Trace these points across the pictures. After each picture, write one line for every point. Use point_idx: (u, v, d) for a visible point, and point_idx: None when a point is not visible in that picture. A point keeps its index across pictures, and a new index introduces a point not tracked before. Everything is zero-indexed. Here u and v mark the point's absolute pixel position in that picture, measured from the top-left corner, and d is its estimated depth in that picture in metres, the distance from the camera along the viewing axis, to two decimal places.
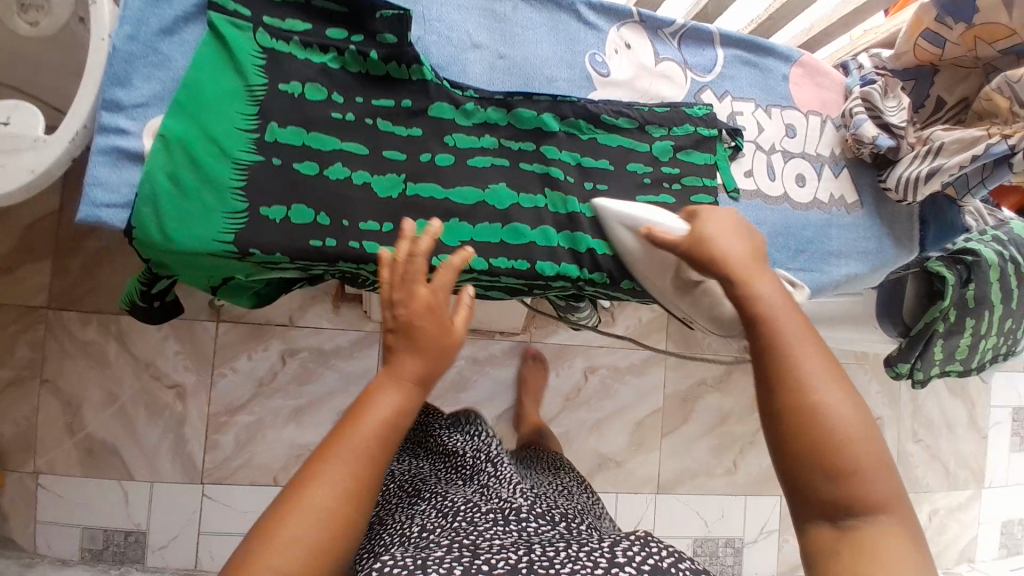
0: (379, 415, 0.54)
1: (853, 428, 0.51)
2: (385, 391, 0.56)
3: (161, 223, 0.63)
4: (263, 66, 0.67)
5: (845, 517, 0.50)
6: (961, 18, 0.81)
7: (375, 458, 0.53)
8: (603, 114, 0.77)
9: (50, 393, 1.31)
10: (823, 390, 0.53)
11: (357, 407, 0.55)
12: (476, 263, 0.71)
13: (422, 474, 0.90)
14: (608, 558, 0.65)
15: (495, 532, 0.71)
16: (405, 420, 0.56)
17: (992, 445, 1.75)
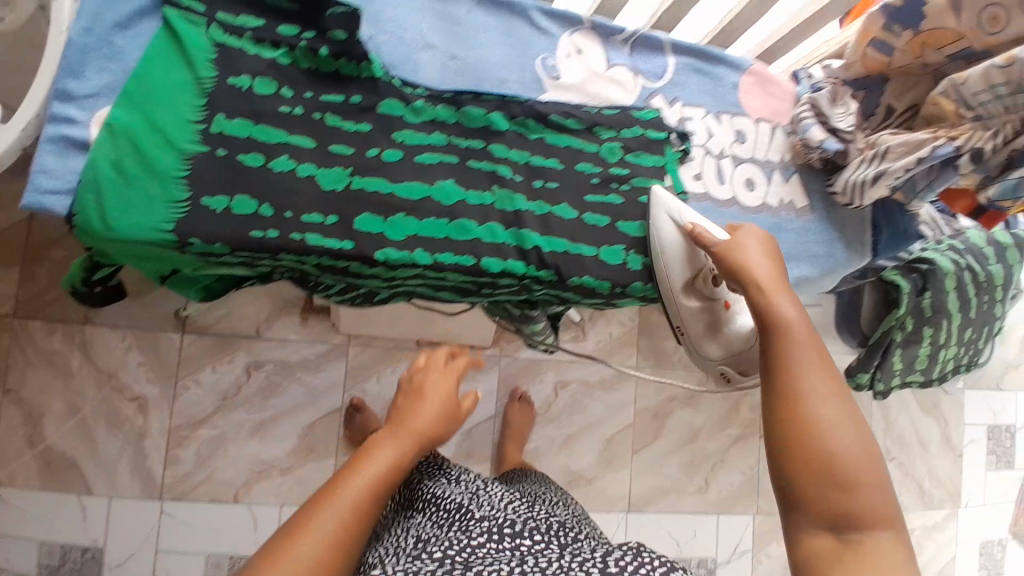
0: (381, 466, 0.69)
1: (844, 449, 0.59)
2: (385, 447, 0.71)
3: (101, 210, 0.64)
4: (214, 61, 0.68)
5: (847, 529, 0.58)
6: (909, 25, 0.83)
7: (372, 504, 0.66)
8: (552, 114, 0.79)
9: (11, 403, 1.26)
10: (823, 408, 0.61)
11: (363, 457, 0.69)
12: (421, 257, 0.71)
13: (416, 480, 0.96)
14: (603, 566, 0.70)
15: (490, 547, 0.76)
16: (399, 474, 0.70)
17: (968, 464, 1.72)
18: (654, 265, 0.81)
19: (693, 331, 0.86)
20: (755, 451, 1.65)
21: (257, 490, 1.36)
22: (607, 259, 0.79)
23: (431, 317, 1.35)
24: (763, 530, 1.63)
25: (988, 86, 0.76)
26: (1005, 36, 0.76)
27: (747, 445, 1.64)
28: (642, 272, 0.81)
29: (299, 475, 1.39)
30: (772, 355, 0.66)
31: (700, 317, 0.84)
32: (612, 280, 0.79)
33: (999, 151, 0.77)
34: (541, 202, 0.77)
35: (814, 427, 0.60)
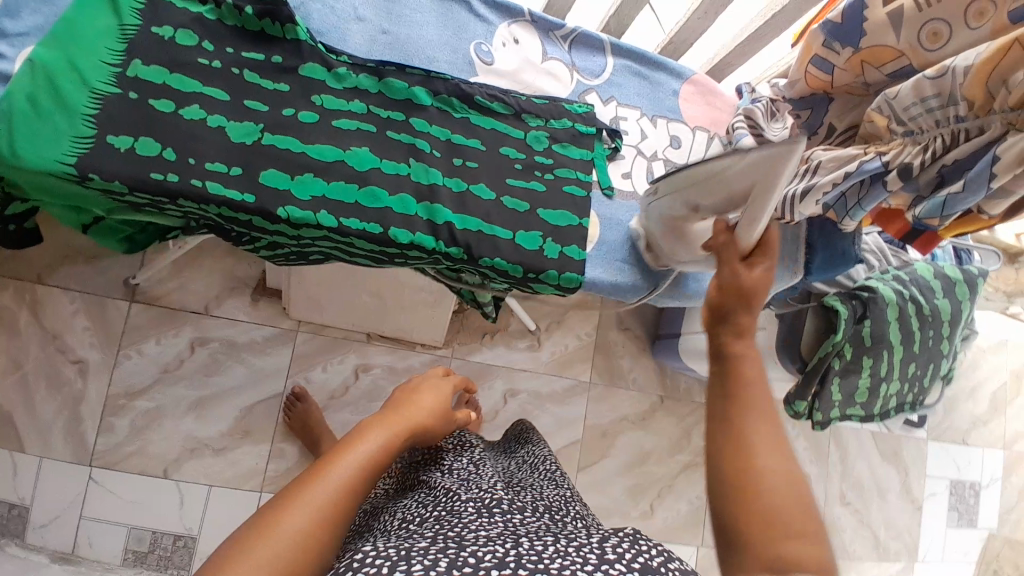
0: (365, 449, 0.61)
1: (783, 490, 0.52)
2: (371, 432, 0.63)
3: (8, 136, 0.63)
4: (140, 10, 0.70)
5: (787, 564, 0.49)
6: (848, 43, 0.83)
7: (357, 484, 0.58)
8: (477, 95, 0.80)
9: None
10: (769, 457, 0.53)
11: (345, 444, 0.61)
12: (326, 220, 0.70)
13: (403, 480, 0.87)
14: (599, 553, 0.57)
15: (479, 523, 0.63)
16: (384, 460, 0.63)
17: (927, 517, 1.66)
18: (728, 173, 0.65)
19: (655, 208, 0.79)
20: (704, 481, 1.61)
21: (188, 466, 1.30)
22: (523, 243, 0.77)
23: (382, 312, 1.32)
24: (706, 564, 1.58)
25: (919, 98, 0.75)
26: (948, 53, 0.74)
27: (697, 474, 1.61)
28: (559, 261, 0.79)
29: (232, 457, 1.33)
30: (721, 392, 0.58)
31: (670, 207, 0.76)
32: (526, 264, 0.77)
33: (928, 168, 0.74)
34: (459, 179, 0.77)
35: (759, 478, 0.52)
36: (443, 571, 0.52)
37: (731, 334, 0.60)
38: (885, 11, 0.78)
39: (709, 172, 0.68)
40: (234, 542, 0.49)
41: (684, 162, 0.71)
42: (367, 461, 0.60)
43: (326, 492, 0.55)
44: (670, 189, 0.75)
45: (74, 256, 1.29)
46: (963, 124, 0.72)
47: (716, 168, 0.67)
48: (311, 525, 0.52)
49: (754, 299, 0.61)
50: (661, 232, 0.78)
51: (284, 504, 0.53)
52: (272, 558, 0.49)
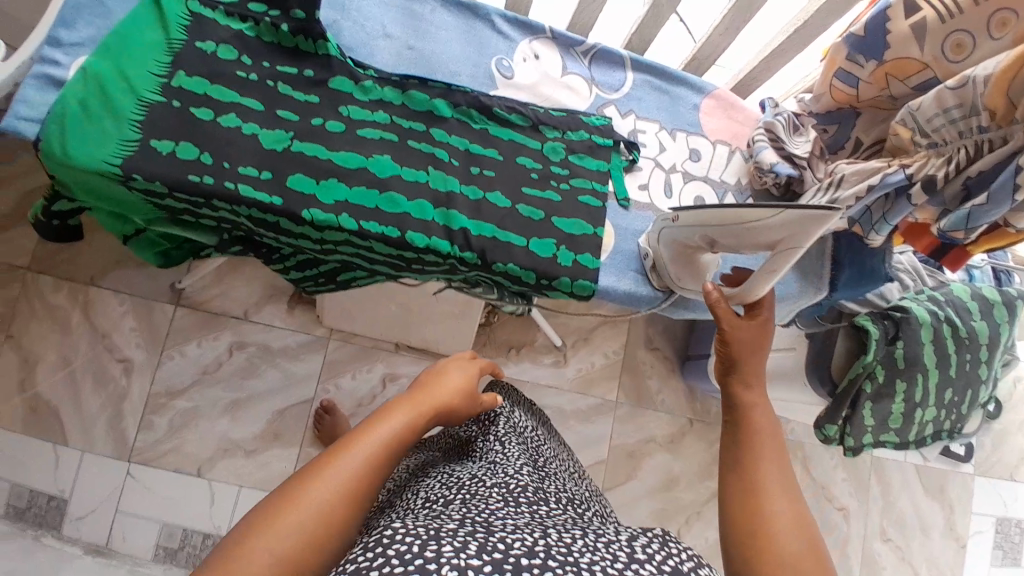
0: (388, 429, 0.58)
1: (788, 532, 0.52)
2: (395, 414, 0.60)
3: (64, 139, 0.69)
4: (187, 26, 0.76)
5: None
6: (873, 55, 0.82)
7: (380, 464, 0.55)
8: (495, 106, 0.82)
9: (10, 349, 1.32)
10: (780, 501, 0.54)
11: (368, 423, 0.58)
12: (347, 222, 0.74)
13: (431, 461, 0.84)
14: (628, 552, 0.52)
15: (506, 512, 0.60)
16: (407, 442, 0.60)
17: (974, 557, 1.56)
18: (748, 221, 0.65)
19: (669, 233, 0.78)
20: None
21: (220, 466, 1.34)
22: (536, 250, 0.79)
23: (409, 323, 1.34)
24: None
25: (942, 108, 0.72)
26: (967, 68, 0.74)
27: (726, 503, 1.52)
28: (571, 268, 0.80)
29: (261, 460, 1.37)
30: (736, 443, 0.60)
31: (683, 240, 0.75)
32: (540, 271, 0.79)
33: (952, 179, 0.72)
34: (475, 187, 0.80)
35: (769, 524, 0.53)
36: (473, 554, 0.47)
37: (739, 382, 0.65)
38: (908, 23, 0.77)
39: (736, 219, 0.66)
40: (256, 515, 0.48)
41: (709, 204, 0.68)
42: (390, 441, 0.57)
43: (347, 469, 0.52)
44: (692, 220, 0.72)
45: (126, 261, 1.37)
46: (986, 135, 0.69)
47: (746, 217, 0.65)
48: (332, 500, 0.50)
49: (758, 348, 0.67)
50: (671, 257, 0.79)
51: (305, 479, 0.51)
52: (291, 531, 0.47)
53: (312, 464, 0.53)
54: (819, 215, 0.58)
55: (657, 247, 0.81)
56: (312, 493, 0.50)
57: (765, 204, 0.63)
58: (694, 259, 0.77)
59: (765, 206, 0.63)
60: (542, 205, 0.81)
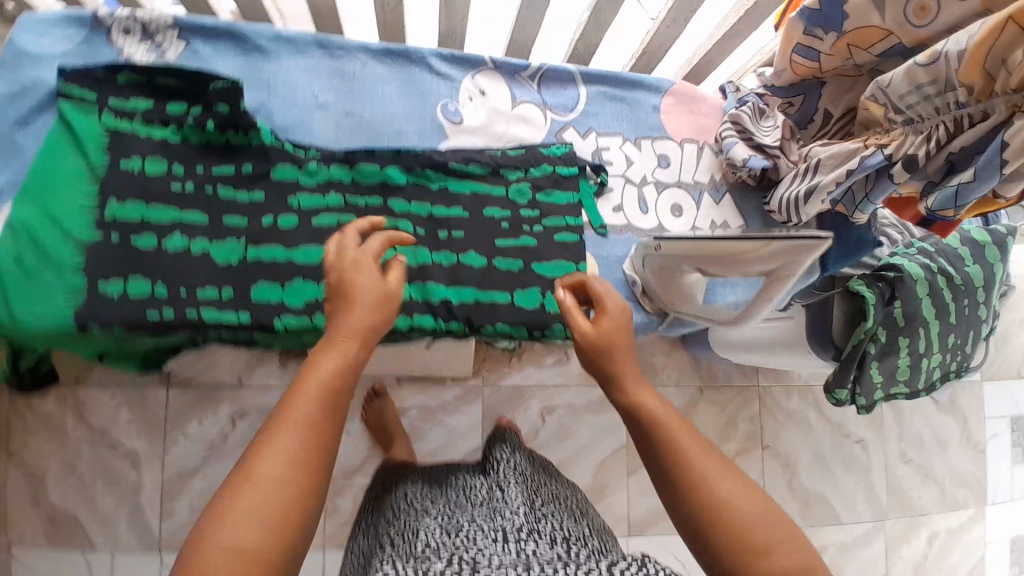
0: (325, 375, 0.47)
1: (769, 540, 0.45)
2: (326, 353, 0.48)
3: (5, 303, 0.64)
4: (105, 146, 0.70)
5: None
6: (831, 27, 0.77)
7: (327, 428, 0.45)
8: (451, 162, 0.78)
9: (13, 466, 1.15)
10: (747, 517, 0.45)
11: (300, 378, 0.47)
12: (321, 322, 0.70)
13: (432, 492, 0.83)
14: None
15: (492, 553, 0.61)
16: (354, 382, 0.49)
17: (993, 459, 1.60)
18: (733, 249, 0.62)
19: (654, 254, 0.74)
20: (758, 464, 1.49)
21: None
22: (521, 303, 0.76)
23: (407, 359, 1.32)
24: None
25: (914, 86, 0.68)
26: (938, 27, 0.68)
27: (750, 459, 1.49)
28: (561, 314, 0.77)
29: None
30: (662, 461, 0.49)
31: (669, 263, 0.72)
32: (527, 325, 0.76)
33: (935, 157, 0.69)
34: (447, 252, 0.76)
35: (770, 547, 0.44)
36: None
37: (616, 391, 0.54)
38: None
39: (717, 249, 0.63)
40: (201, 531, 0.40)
41: (689, 234, 0.63)
42: (324, 392, 0.46)
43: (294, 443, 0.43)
44: (674, 251, 0.70)
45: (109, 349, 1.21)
46: (965, 110, 0.66)
47: (731, 249, 0.62)
48: (285, 485, 0.42)
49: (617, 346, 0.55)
50: (658, 281, 0.77)
51: (246, 473, 0.42)
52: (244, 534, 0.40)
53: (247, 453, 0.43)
54: (809, 243, 0.56)
55: (643, 265, 0.78)
56: (256, 489, 0.41)
57: (747, 237, 0.59)
58: (681, 283, 0.75)
59: (748, 236, 0.59)
60: (519, 254, 0.77)
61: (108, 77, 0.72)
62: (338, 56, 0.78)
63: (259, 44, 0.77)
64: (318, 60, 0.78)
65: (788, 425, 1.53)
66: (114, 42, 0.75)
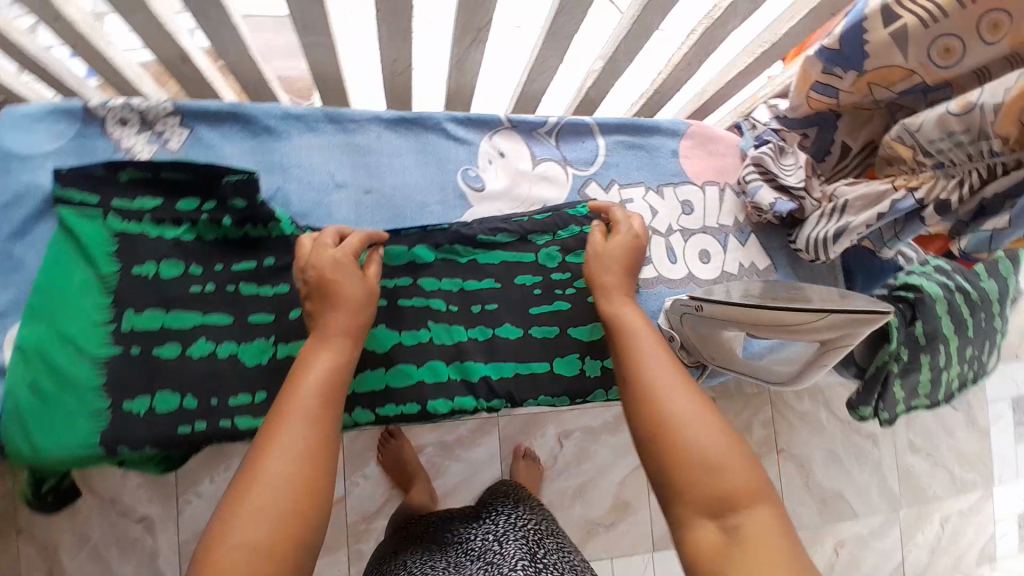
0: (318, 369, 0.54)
1: (721, 452, 0.50)
2: (318, 351, 0.55)
3: (25, 434, 0.61)
4: (115, 253, 0.66)
5: (732, 513, 0.48)
6: (851, 66, 0.72)
7: (325, 417, 0.51)
8: (479, 233, 0.75)
9: (27, 542, 1.05)
10: (703, 445, 0.51)
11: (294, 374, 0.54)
12: (361, 415, 0.69)
13: (423, 555, 0.78)
14: None
15: None
16: (344, 374, 0.56)
17: (997, 441, 1.57)
18: (788, 316, 0.63)
19: (693, 316, 0.74)
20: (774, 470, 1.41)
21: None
22: (560, 370, 0.75)
23: None
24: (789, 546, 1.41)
25: (946, 133, 0.66)
26: (966, 67, 0.64)
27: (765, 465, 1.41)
28: (601, 378, 0.75)
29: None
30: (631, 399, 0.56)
31: (712, 325, 0.73)
32: (570, 392, 0.74)
33: (967, 201, 0.67)
34: (482, 326, 0.74)
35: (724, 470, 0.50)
36: None
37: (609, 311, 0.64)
38: (888, 31, 0.66)
39: (773, 321, 0.65)
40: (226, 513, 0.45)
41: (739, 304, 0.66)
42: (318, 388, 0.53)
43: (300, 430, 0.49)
44: (719, 315, 0.70)
45: None
46: (999, 158, 0.63)
47: (787, 319, 0.63)
48: (290, 473, 0.47)
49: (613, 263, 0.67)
50: (698, 341, 0.77)
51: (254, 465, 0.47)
52: (263, 522, 0.44)
53: (255, 448, 0.48)
54: (867, 318, 0.58)
55: (679, 325, 0.77)
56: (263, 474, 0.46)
57: (806, 310, 0.61)
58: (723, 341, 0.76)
59: (804, 309, 0.62)
60: (554, 321, 0.75)
61: (108, 176, 0.67)
62: (350, 130, 0.76)
63: (267, 124, 0.74)
64: (331, 136, 0.76)
65: (801, 427, 1.44)
66: (111, 135, 0.71)
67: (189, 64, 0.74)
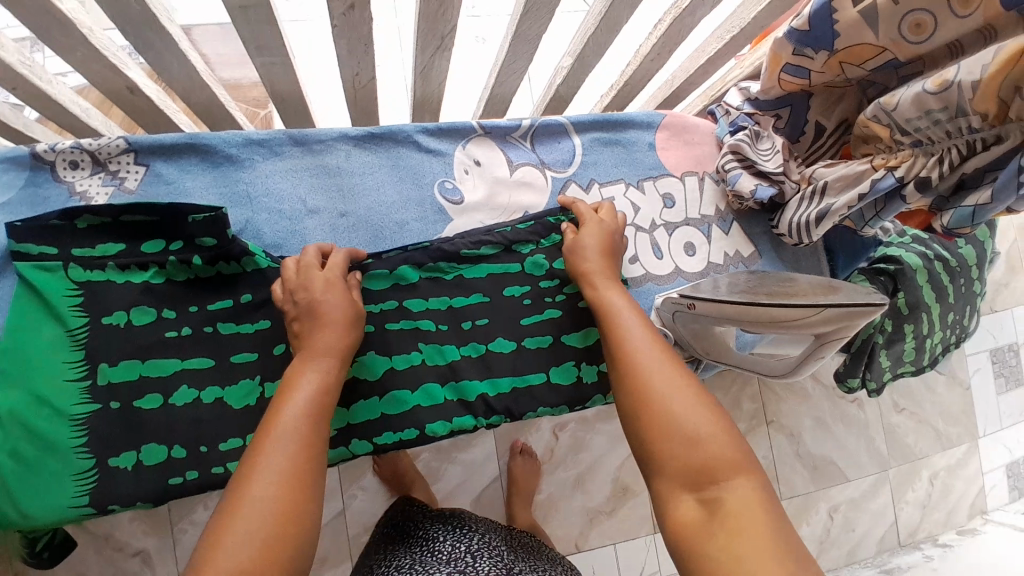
0: (305, 390, 0.54)
1: (700, 425, 0.50)
2: (304, 372, 0.56)
3: (12, 504, 0.59)
4: (81, 304, 0.63)
5: (710, 485, 0.47)
6: (821, 47, 0.69)
7: (310, 437, 0.51)
8: (462, 248, 0.74)
9: None
10: (684, 421, 0.50)
11: (280, 395, 0.54)
12: (360, 447, 0.68)
13: (389, 555, 0.73)
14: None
15: None
16: (331, 395, 0.56)
17: (978, 395, 1.62)
18: (782, 311, 0.63)
19: (684, 312, 0.74)
20: (766, 441, 1.43)
21: None
22: (557, 379, 0.73)
23: None
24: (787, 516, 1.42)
25: (923, 111, 0.65)
26: (936, 42, 0.62)
27: (757, 438, 1.43)
28: (599, 382, 0.75)
29: None
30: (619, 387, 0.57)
31: (703, 321, 0.74)
32: (568, 401, 0.73)
33: (947, 177, 0.67)
34: (475, 342, 0.72)
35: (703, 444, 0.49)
36: None
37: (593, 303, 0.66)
38: (857, 10, 0.63)
39: (767, 317, 0.65)
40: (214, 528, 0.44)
41: (733, 301, 0.66)
42: (306, 405, 0.53)
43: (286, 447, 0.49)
44: (712, 312, 0.70)
45: None
46: (978, 134, 0.63)
47: (783, 315, 0.63)
48: (275, 492, 0.46)
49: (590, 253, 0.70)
50: (693, 337, 0.78)
51: (241, 484, 0.46)
52: (247, 540, 0.42)
53: (241, 468, 0.47)
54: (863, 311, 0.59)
55: (667, 321, 0.77)
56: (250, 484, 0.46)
57: (801, 305, 0.61)
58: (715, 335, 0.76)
59: (800, 305, 0.62)
60: (546, 329, 0.74)
61: (65, 225, 0.63)
62: (318, 151, 0.74)
63: (228, 153, 0.71)
64: (298, 159, 0.74)
65: (790, 398, 1.46)
66: (63, 180, 0.68)
67: (139, 94, 0.70)
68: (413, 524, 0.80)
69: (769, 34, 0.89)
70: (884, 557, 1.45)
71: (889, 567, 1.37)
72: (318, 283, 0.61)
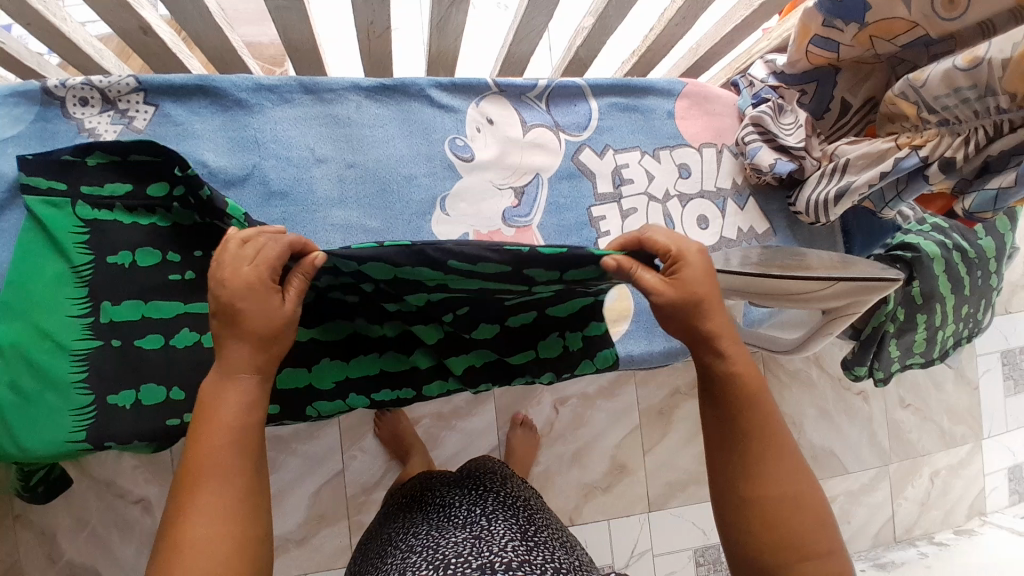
0: (226, 417, 0.43)
1: (812, 536, 0.47)
2: (220, 389, 0.44)
3: (11, 436, 0.60)
4: (87, 242, 0.62)
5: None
6: (852, 19, 0.66)
7: (242, 474, 0.43)
8: (451, 260, 0.50)
9: (26, 527, 1.01)
10: (805, 528, 0.47)
11: (198, 417, 0.43)
12: (356, 402, 0.69)
13: (408, 525, 0.72)
14: None
15: None
16: (257, 412, 0.45)
17: (985, 395, 1.60)
18: (792, 283, 0.62)
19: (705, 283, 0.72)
20: None
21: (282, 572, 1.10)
22: (545, 354, 0.72)
23: None
24: None
25: (952, 89, 0.62)
26: (970, 20, 0.59)
27: None
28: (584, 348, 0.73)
29: (315, 549, 1.13)
30: (717, 446, 0.50)
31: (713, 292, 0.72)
32: (555, 371, 0.72)
33: (972, 159, 0.64)
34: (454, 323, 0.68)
35: (821, 557, 0.46)
36: None
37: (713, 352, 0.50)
38: None
39: (779, 290, 0.64)
40: None
41: (742, 275, 0.64)
42: (234, 430, 0.43)
43: (225, 499, 0.41)
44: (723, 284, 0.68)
45: None
46: (1006, 115, 0.60)
47: (791, 287, 0.62)
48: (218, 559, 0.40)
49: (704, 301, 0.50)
50: None
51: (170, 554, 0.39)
52: None
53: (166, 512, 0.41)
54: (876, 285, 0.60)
55: None
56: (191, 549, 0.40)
57: (815, 279, 0.61)
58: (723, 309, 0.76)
59: (813, 279, 0.61)
60: (530, 308, 0.67)
61: (79, 160, 0.63)
62: (329, 100, 0.73)
63: (238, 97, 0.70)
64: (309, 107, 0.73)
65: (794, 386, 1.45)
66: (72, 116, 0.67)
67: (151, 35, 0.69)
68: (432, 491, 0.79)
69: (798, 4, 0.86)
70: (879, 551, 1.45)
71: (882, 561, 1.37)
72: (230, 286, 0.45)
